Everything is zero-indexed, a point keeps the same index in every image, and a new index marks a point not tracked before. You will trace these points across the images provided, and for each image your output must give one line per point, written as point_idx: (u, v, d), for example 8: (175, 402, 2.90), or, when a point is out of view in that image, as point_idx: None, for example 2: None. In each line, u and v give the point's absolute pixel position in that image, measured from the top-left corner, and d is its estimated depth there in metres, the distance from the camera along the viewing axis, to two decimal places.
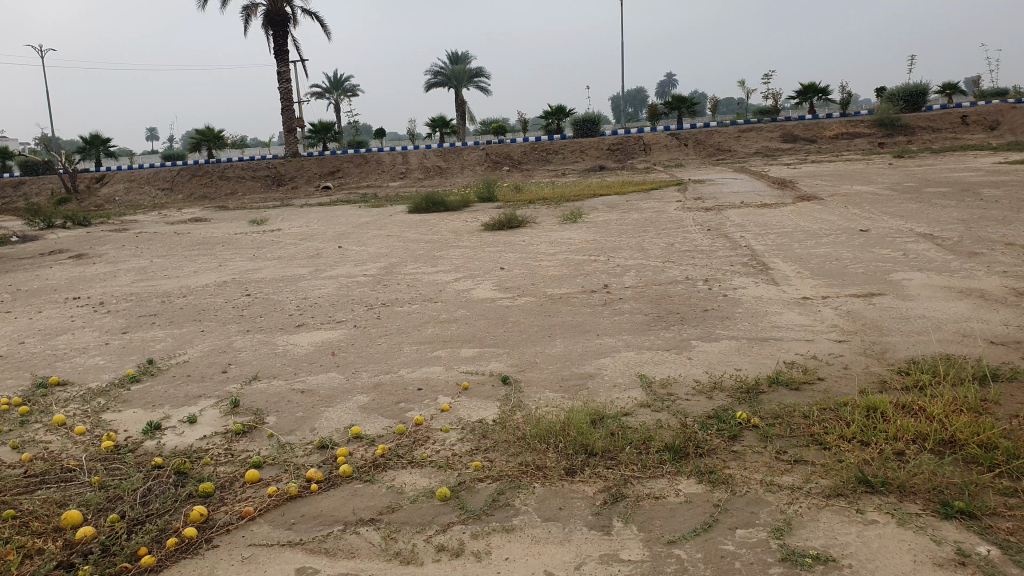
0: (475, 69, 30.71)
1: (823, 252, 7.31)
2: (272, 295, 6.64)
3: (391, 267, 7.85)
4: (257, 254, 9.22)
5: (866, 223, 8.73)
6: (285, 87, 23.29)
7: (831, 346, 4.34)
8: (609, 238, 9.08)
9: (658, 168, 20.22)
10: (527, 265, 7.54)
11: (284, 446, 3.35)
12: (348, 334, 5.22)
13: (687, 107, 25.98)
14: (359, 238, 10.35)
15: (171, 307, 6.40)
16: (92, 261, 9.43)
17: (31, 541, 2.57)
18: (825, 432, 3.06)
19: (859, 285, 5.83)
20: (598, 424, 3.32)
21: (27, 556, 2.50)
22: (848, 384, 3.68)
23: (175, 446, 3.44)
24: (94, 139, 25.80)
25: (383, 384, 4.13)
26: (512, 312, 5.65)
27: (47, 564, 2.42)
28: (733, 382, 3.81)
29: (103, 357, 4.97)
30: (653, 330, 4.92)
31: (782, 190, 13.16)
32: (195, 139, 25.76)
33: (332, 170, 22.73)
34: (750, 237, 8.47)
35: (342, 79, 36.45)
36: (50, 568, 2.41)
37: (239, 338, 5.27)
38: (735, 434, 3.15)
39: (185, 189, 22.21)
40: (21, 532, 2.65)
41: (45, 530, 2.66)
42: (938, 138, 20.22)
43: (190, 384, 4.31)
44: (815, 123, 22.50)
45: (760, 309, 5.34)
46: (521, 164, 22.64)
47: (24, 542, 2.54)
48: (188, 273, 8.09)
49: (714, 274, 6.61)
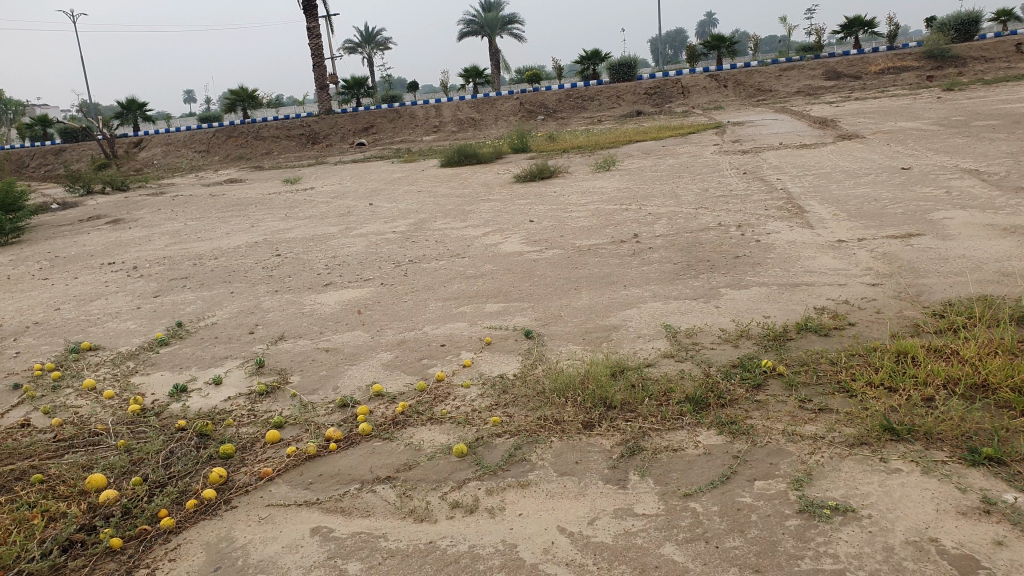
0: (509, 16, 29.68)
1: (862, 192, 6.97)
2: (301, 255, 6.70)
3: (420, 222, 7.84)
4: (288, 214, 9.32)
5: (909, 161, 8.26)
6: (314, 45, 22.98)
7: (864, 290, 4.16)
8: (641, 185, 8.82)
9: (694, 111, 19.44)
10: (556, 216, 7.43)
11: (305, 406, 3.46)
12: (375, 291, 5.26)
13: (725, 46, 24.71)
14: (390, 194, 10.32)
15: (203, 269, 6.54)
16: (129, 225, 9.69)
17: (57, 505, 2.71)
18: (851, 379, 2.93)
19: (897, 226, 5.55)
20: (619, 376, 3.29)
21: (52, 519, 2.65)
22: (879, 329, 3.53)
23: (200, 407, 3.58)
24: (129, 104, 26.14)
25: (407, 340, 4.16)
26: (538, 265, 5.57)
27: (71, 526, 2.57)
28: (760, 331, 3.71)
29: (135, 321, 5.13)
30: (680, 279, 4.80)
31: (822, 129, 12.52)
32: (227, 100, 25.86)
33: (366, 126, 22.55)
34: (786, 179, 8.13)
35: (375, 32, 35.80)
36: (73, 531, 2.55)
37: (267, 298, 5.36)
38: (759, 384, 3.07)
39: (221, 151, 22.44)
40: (48, 495, 2.80)
41: (70, 493, 2.80)
42: (990, 68, 18.84)
43: (216, 346, 4.44)
44: (859, 58, 21.19)
45: (793, 254, 5.13)
46: (555, 113, 22.05)
47: (49, 506, 2.69)
48: (221, 235, 8.23)
49: (747, 220, 6.37)
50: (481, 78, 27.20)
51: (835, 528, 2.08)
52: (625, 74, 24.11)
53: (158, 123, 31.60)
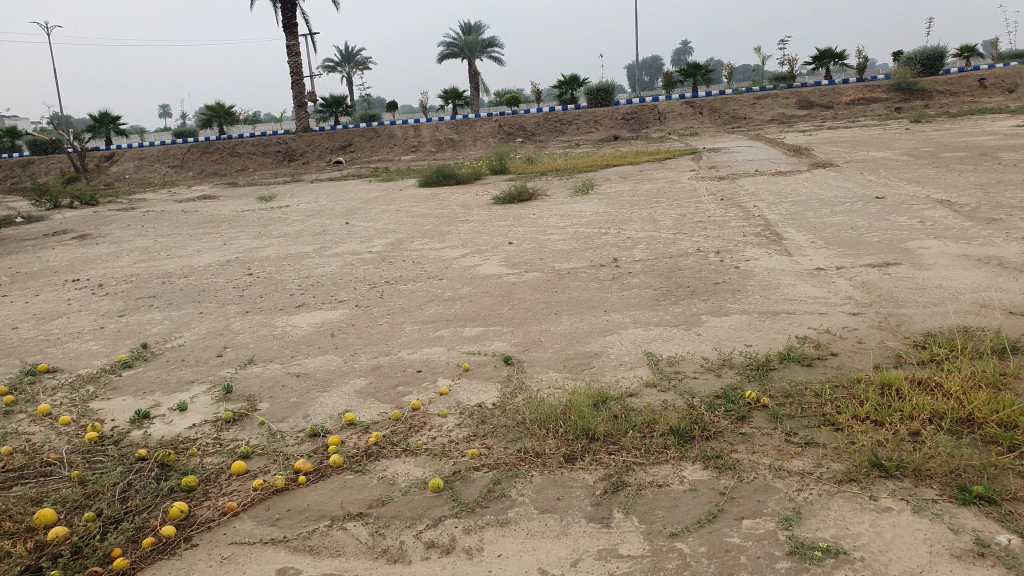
0: (487, 39, 30.01)
1: (838, 220, 7.07)
2: (274, 274, 6.52)
3: (397, 243, 7.72)
4: (263, 232, 9.12)
5: (882, 190, 8.42)
6: (292, 62, 22.89)
7: (845, 319, 4.16)
8: (620, 209, 8.85)
9: (670, 136, 19.75)
10: (535, 239, 7.38)
11: (274, 435, 3.29)
12: (349, 314, 5.11)
13: (700, 74, 25.28)
14: (367, 213, 10.20)
15: (172, 288, 6.32)
16: (97, 241, 9.39)
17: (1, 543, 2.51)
18: (837, 412, 2.89)
19: (874, 255, 5.60)
20: (601, 406, 3.20)
21: None
22: (862, 360, 3.51)
23: (163, 436, 3.39)
24: (102, 118, 25.66)
25: (382, 366, 4.03)
26: (517, 288, 5.50)
27: (14, 567, 2.37)
28: (743, 360, 3.67)
29: (97, 342, 4.90)
30: (660, 305, 4.76)
31: (796, 157, 12.77)
32: (203, 116, 25.55)
33: (343, 145, 22.45)
34: (762, 206, 8.22)
35: (354, 52, 35.89)
36: (17, 572, 2.35)
37: (237, 319, 5.18)
38: (743, 416, 3.01)
39: (196, 167, 22.09)
40: None
41: (16, 530, 2.60)
42: (955, 101, 19.53)
43: (182, 369, 4.24)
44: (830, 88, 21.83)
45: (772, 281, 5.14)
46: (534, 135, 22.25)
47: None
48: (192, 253, 8.01)
49: (725, 246, 6.39)
50: (460, 99, 27.35)
51: (827, 571, 2.01)
52: (602, 99, 24.50)
53: (132, 137, 31.04)
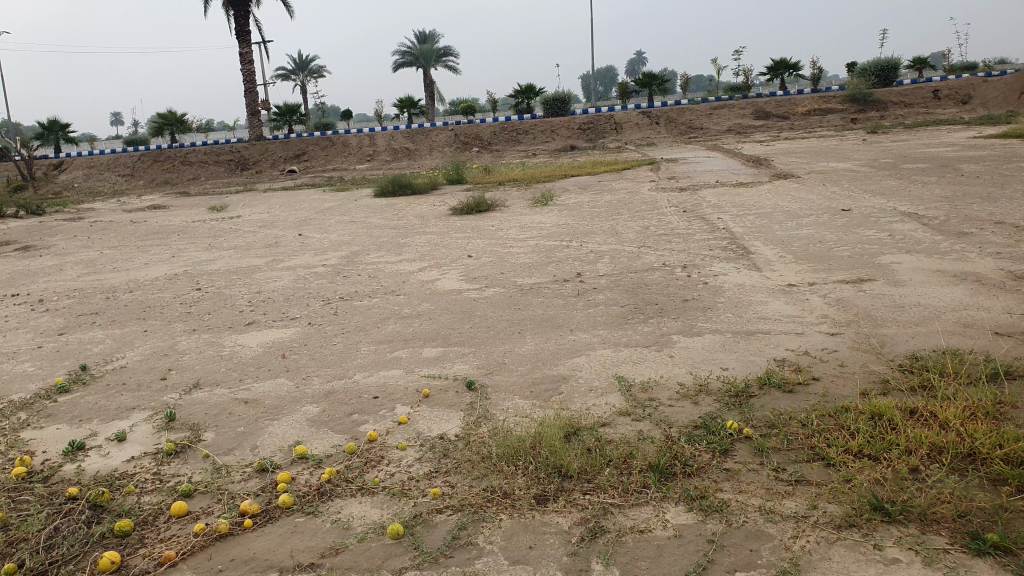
0: (442, 47, 29.82)
1: (806, 233, 7.03)
2: (223, 289, 6.10)
3: (353, 256, 7.37)
4: (212, 243, 8.64)
5: (847, 202, 8.46)
6: (247, 67, 22.21)
7: (825, 340, 4.03)
8: (583, 221, 8.68)
9: (629, 147, 19.84)
10: (496, 252, 7.13)
11: (218, 469, 2.91)
12: (301, 332, 4.76)
13: (657, 84, 25.53)
14: (321, 224, 9.80)
15: (115, 303, 5.84)
16: (38, 253, 8.78)
17: None
18: (826, 445, 2.74)
19: (846, 270, 5.53)
20: (572, 438, 2.96)
21: None
22: (847, 386, 3.37)
23: (98, 470, 2.97)
24: (48, 123, 24.49)
25: (336, 391, 3.69)
26: (479, 305, 5.23)
27: None
28: (719, 385, 3.48)
29: (34, 363, 4.43)
30: (629, 325, 4.55)
31: (757, 168, 12.86)
32: (155, 122, 24.61)
33: (297, 153, 21.88)
34: (728, 218, 8.16)
35: (308, 58, 35.28)
36: None
37: (183, 338, 4.75)
38: (726, 449, 2.81)
39: (146, 175, 21.20)
40: None
41: None
42: (911, 113, 20.14)
43: (123, 394, 3.81)
44: (788, 99, 22.28)
45: (743, 298, 5.00)
46: (490, 145, 22.08)
47: None
48: (137, 265, 7.49)
49: (692, 260, 6.25)
50: (414, 108, 26.99)
51: None
52: (558, 108, 24.50)
53: (80, 143, 29.75)
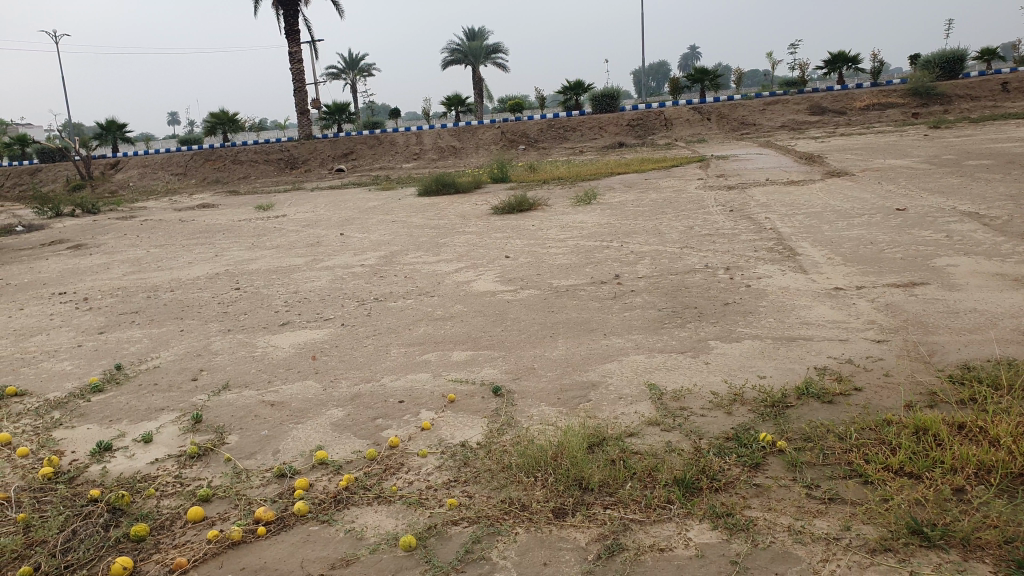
0: (493, 44, 29.95)
1: (856, 234, 6.71)
2: (262, 289, 6.26)
3: (392, 256, 7.44)
4: (256, 243, 8.88)
5: (903, 201, 8.04)
6: (296, 69, 22.82)
7: (869, 348, 3.82)
8: (624, 221, 8.53)
9: (677, 143, 19.42)
10: (534, 253, 7.08)
11: (238, 474, 2.99)
12: (334, 333, 4.82)
13: (710, 79, 24.94)
14: (363, 223, 9.96)
15: (156, 303, 6.06)
16: (91, 251, 9.19)
17: None
18: (865, 461, 2.58)
19: (899, 273, 5.24)
20: (596, 449, 2.89)
21: None
22: (892, 397, 3.18)
23: (122, 472, 3.09)
24: (110, 124, 25.73)
25: (362, 395, 3.72)
26: (513, 307, 5.18)
27: None
28: (755, 394, 3.34)
29: (72, 362, 4.64)
30: (664, 329, 4.42)
31: (809, 165, 12.38)
32: (208, 124, 25.55)
33: (345, 152, 22.32)
34: (775, 217, 7.87)
35: (359, 59, 35.99)
36: None
37: (218, 339, 4.89)
38: (758, 463, 2.69)
39: (198, 175, 22.03)
40: None
41: None
42: (976, 106, 19.03)
43: (154, 395, 3.95)
44: (844, 94, 21.40)
45: (785, 302, 4.80)
46: (537, 142, 22.03)
47: None
48: (183, 264, 7.77)
49: (735, 262, 6.04)
50: (463, 105, 27.13)
51: None
52: (608, 105, 24.25)
53: (140, 144, 31.18)
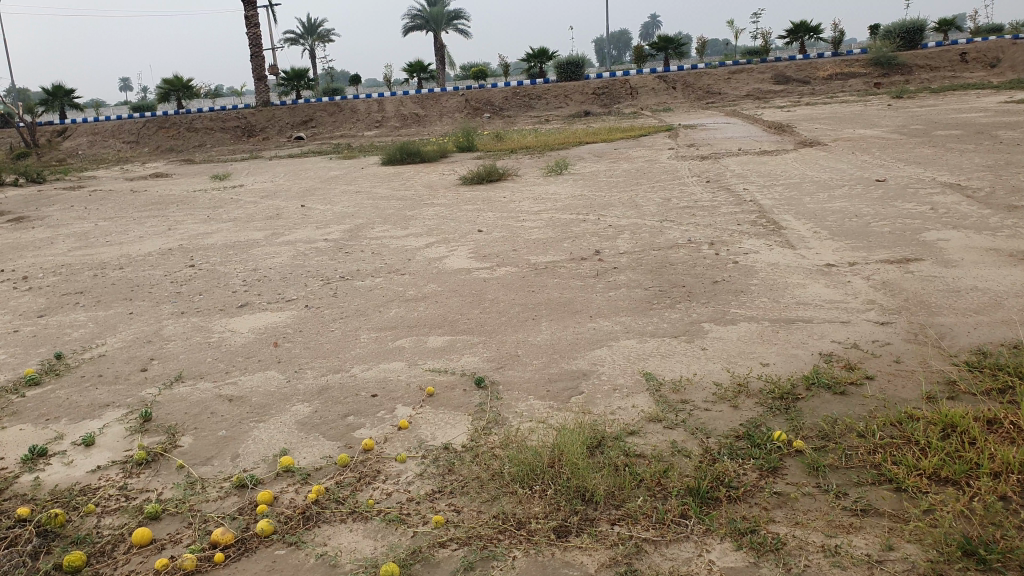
0: (454, 10, 28.81)
1: (839, 206, 6.52)
2: (218, 266, 5.74)
3: (356, 229, 6.97)
4: (212, 215, 8.26)
5: (881, 171, 7.89)
6: (251, 29, 21.52)
7: (875, 330, 3.61)
8: (600, 192, 8.20)
9: (644, 112, 19.09)
10: (508, 226, 6.70)
11: (192, 484, 2.60)
12: (297, 317, 4.39)
13: (674, 48, 24.50)
14: (325, 194, 9.39)
15: (103, 281, 5.50)
16: (30, 225, 8.43)
17: None
18: (894, 465, 2.36)
19: (890, 248, 5.04)
20: (596, 451, 2.61)
21: None
22: (908, 387, 2.97)
23: (57, 483, 2.67)
24: (54, 89, 24.05)
25: (330, 388, 3.33)
26: (489, 286, 4.82)
27: None
28: (761, 385, 3.08)
29: (5, 351, 4.11)
30: (656, 311, 4.13)
31: (780, 135, 12.19)
32: (161, 89, 24.07)
33: (305, 119, 21.28)
34: (754, 189, 7.64)
35: (317, 22, 34.32)
36: None
37: (170, 323, 4.40)
38: (775, 466, 2.45)
39: (150, 142, 20.78)
40: None
41: None
42: (937, 77, 19.13)
43: (97, 388, 3.48)
44: (810, 63, 21.29)
45: (779, 280, 4.55)
46: (502, 111, 21.40)
47: None
48: (132, 239, 7.14)
49: (720, 236, 5.78)
50: (425, 72, 26.17)
51: None
52: (572, 73, 23.64)
53: (87, 109, 29.29)
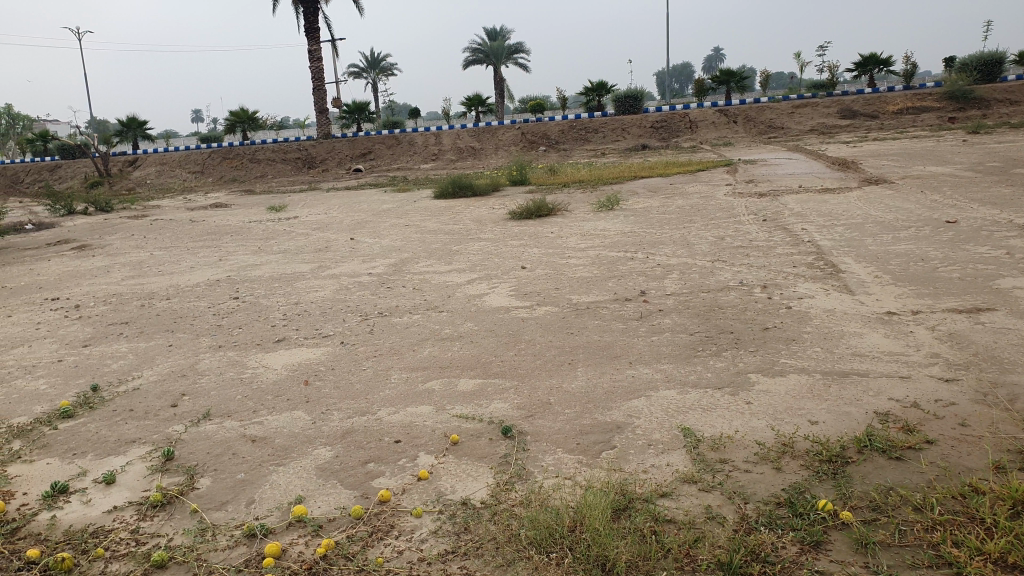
0: (514, 44, 29.53)
1: (904, 249, 6.14)
2: (262, 299, 5.88)
3: (401, 264, 7.05)
4: (263, 246, 8.54)
5: (952, 212, 7.42)
6: (315, 67, 22.63)
7: (939, 388, 3.29)
8: (649, 229, 8.04)
9: (702, 147, 18.86)
10: (552, 263, 6.63)
11: (203, 531, 2.58)
12: (331, 353, 4.41)
13: (735, 81, 24.20)
14: (374, 227, 9.59)
15: (149, 312, 5.72)
16: (94, 253, 8.93)
17: None
18: (958, 549, 2.11)
19: (959, 296, 4.67)
20: (622, 515, 2.44)
21: None
22: (975, 455, 2.67)
23: (73, 523, 2.70)
24: (130, 122, 25.80)
25: (355, 431, 3.29)
26: (528, 327, 4.72)
27: None
28: (808, 446, 2.84)
29: (47, 380, 4.28)
30: (699, 359, 3.92)
31: (843, 172, 11.73)
32: (228, 123, 25.49)
33: (362, 152, 22.06)
34: (812, 228, 7.31)
35: (380, 58, 35.84)
36: None
37: (206, 356, 4.51)
38: (819, 541, 2.22)
39: (215, 173, 21.94)
40: None
41: None
42: (1017, 111, 18.11)
43: (127, 423, 3.55)
44: (877, 98, 20.58)
45: (833, 328, 4.27)
46: (557, 144, 21.55)
47: None
48: (185, 269, 7.44)
49: (773, 279, 5.52)
50: (482, 106, 26.73)
51: None
52: (630, 106, 23.69)
53: (161, 141, 31.26)
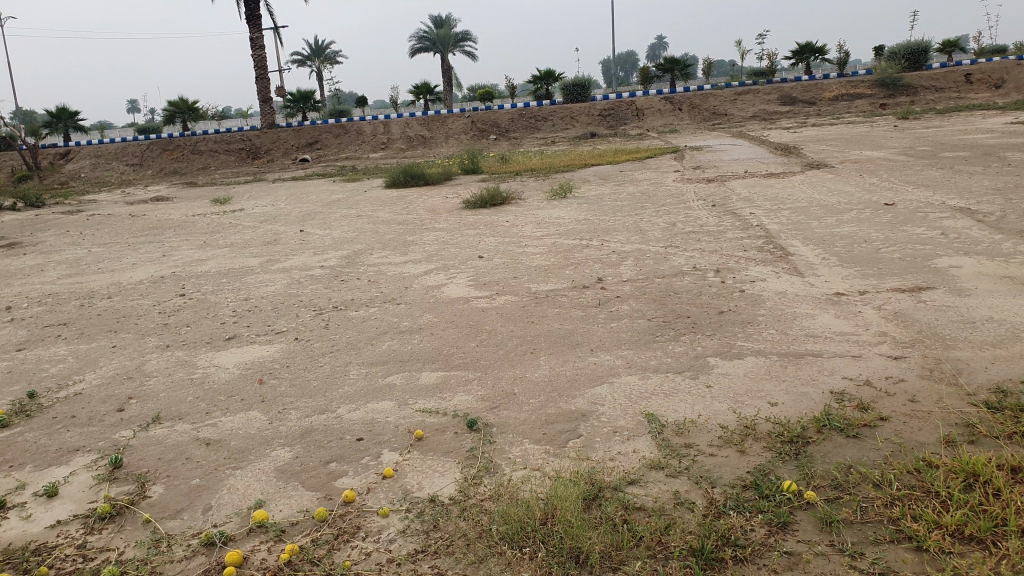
0: (461, 32, 29.17)
1: (847, 231, 6.37)
2: (210, 296, 5.61)
3: (354, 256, 6.85)
4: (208, 240, 8.17)
5: (889, 195, 7.74)
6: (257, 54, 21.73)
7: (888, 366, 3.42)
8: (604, 216, 8.08)
9: (651, 134, 19.11)
10: (510, 252, 6.58)
11: (157, 543, 2.42)
12: (285, 350, 4.24)
13: (680, 68, 24.60)
14: (324, 219, 9.30)
15: (88, 312, 5.37)
16: (22, 251, 8.33)
17: None
18: (916, 522, 2.19)
19: (901, 276, 4.88)
20: (594, 504, 2.43)
21: None
22: (924, 429, 2.78)
23: (12, 541, 2.50)
24: (59, 113, 24.25)
25: (314, 430, 3.17)
26: (488, 317, 4.66)
27: None
28: (770, 427, 2.89)
29: None
30: (659, 344, 3.95)
31: (786, 157, 12.09)
32: (166, 112, 24.27)
33: (309, 141, 21.38)
34: (760, 213, 7.51)
35: (323, 44, 34.79)
36: None
37: (153, 357, 4.26)
38: (786, 521, 2.27)
39: (152, 165, 20.86)
40: None
41: None
42: (941, 98, 19.10)
43: (69, 431, 3.32)
44: (814, 85, 21.29)
45: (786, 310, 4.38)
46: (508, 132, 21.44)
47: None
48: (125, 266, 7.03)
49: (725, 263, 5.63)
50: (430, 94, 26.28)
51: None
52: (578, 94, 23.76)
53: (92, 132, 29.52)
